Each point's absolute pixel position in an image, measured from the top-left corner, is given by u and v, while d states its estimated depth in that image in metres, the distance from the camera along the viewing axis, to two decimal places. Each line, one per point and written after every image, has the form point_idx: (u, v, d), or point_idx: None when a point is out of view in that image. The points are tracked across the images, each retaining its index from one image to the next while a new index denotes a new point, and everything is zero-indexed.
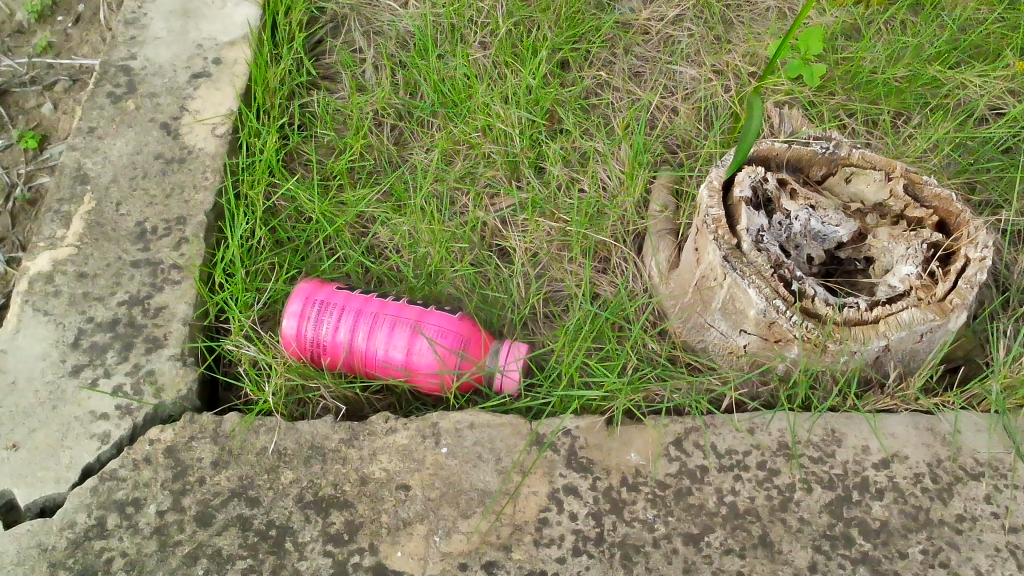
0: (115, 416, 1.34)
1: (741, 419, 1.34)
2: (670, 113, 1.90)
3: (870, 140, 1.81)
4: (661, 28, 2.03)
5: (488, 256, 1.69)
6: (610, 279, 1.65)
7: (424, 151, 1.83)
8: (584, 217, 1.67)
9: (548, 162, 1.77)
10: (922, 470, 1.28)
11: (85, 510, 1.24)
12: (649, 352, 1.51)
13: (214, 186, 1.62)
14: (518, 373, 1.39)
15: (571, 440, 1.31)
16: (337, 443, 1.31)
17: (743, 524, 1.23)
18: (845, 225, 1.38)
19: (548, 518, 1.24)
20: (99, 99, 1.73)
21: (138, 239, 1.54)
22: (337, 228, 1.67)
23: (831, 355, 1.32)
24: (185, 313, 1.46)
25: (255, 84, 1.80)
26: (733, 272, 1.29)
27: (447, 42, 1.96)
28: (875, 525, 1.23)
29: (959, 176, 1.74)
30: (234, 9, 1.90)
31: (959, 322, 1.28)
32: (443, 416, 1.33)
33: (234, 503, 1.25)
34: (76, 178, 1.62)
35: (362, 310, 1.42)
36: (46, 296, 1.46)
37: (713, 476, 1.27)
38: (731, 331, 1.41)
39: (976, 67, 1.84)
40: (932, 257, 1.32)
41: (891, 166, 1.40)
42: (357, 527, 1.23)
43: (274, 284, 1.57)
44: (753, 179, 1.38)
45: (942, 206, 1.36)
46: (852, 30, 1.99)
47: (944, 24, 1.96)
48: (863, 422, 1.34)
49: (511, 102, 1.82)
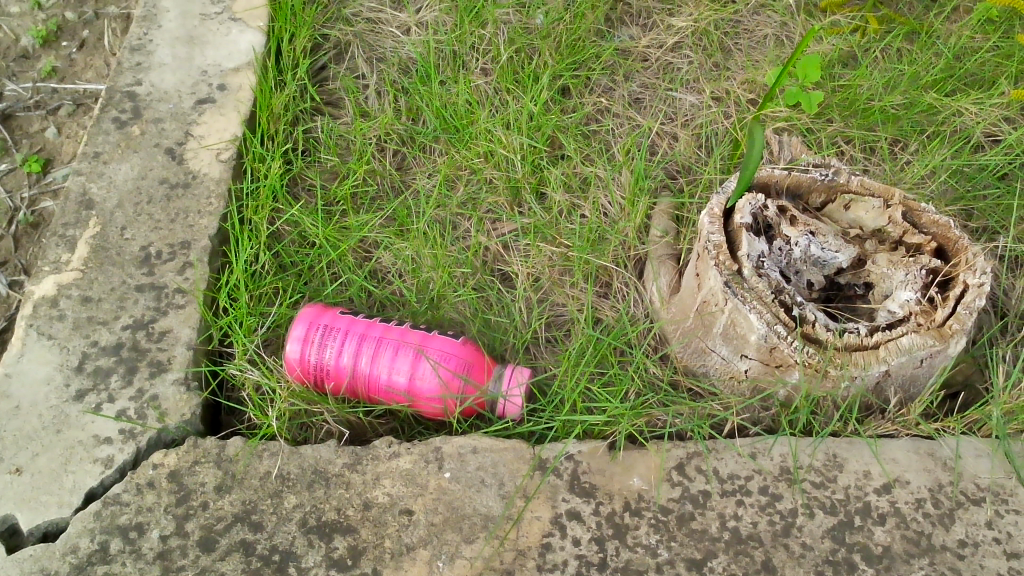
0: (119, 441, 1.34)
1: (744, 444, 1.35)
2: (671, 139, 1.92)
3: (868, 166, 1.83)
4: (661, 55, 2.05)
5: (490, 281, 1.69)
6: (612, 303, 1.66)
7: (426, 176, 1.84)
8: (586, 242, 1.69)
9: (549, 187, 1.79)
10: (923, 495, 1.29)
11: (88, 535, 1.24)
12: (651, 377, 1.52)
13: (218, 211, 1.63)
14: (521, 398, 1.40)
15: (574, 464, 1.32)
16: (341, 467, 1.31)
17: (746, 550, 1.23)
18: (845, 251, 1.39)
19: (551, 543, 1.24)
20: (105, 124, 1.75)
21: (142, 263, 1.55)
22: (341, 252, 1.68)
23: (832, 380, 1.33)
24: (190, 337, 1.46)
25: (260, 109, 1.82)
26: (734, 298, 1.30)
27: (449, 69, 1.99)
28: (877, 550, 1.23)
29: (957, 203, 1.75)
30: (239, 35, 1.92)
31: (959, 348, 1.30)
32: (447, 441, 1.34)
33: (237, 528, 1.25)
34: (81, 203, 1.63)
35: (365, 334, 1.42)
36: (51, 320, 1.47)
37: (716, 501, 1.28)
38: (732, 356, 1.42)
39: (971, 95, 1.87)
40: (931, 282, 1.34)
41: (889, 194, 1.42)
42: (360, 552, 1.23)
43: (278, 309, 1.57)
44: (753, 206, 1.39)
45: (941, 233, 1.37)
46: (848, 58, 2.03)
47: (939, 52, 1.99)
48: (864, 447, 1.34)
49: (512, 128, 1.84)
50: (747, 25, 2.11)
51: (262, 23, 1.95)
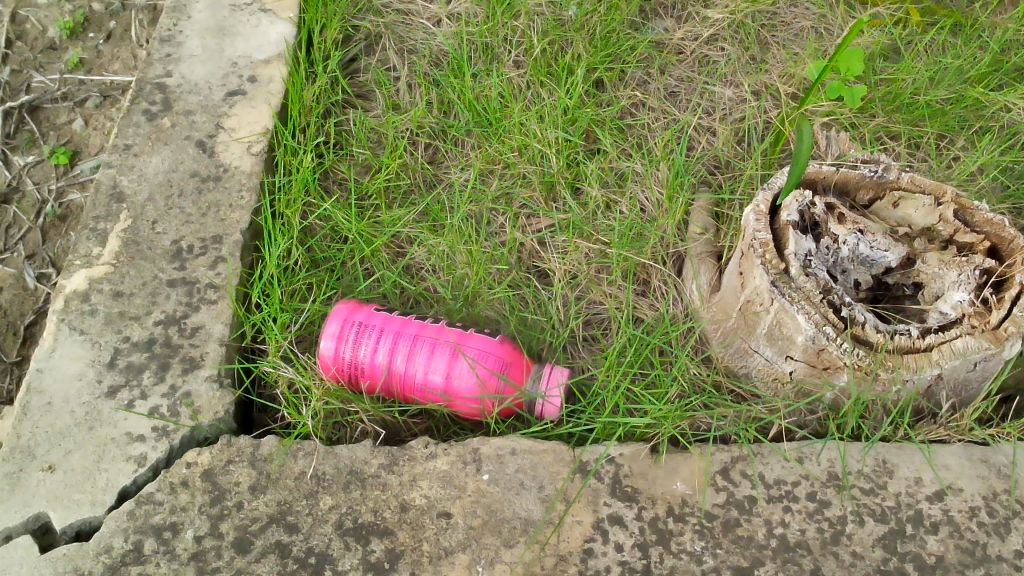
0: (152, 438, 1.32)
1: (790, 448, 1.31)
2: (708, 134, 1.87)
3: (914, 162, 1.78)
4: (696, 47, 2.01)
5: (526, 278, 1.66)
6: (650, 302, 1.62)
7: (459, 170, 1.81)
8: (624, 239, 1.65)
9: (585, 182, 1.75)
10: (977, 503, 1.25)
11: (122, 534, 1.22)
12: (693, 378, 1.48)
13: (250, 205, 1.61)
14: (561, 399, 1.36)
15: (615, 468, 1.29)
16: (377, 468, 1.29)
17: (794, 558, 1.20)
18: (895, 249, 1.34)
19: (594, 549, 1.21)
20: (135, 116, 1.73)
21: (174, 257, 1.52)
22: (374, 248, 1.65)
23: (883, 383, 1.29)
24: (222, 333, 1.44)
25: (291, 102, 1.79)
26: (782, 298, 1.26)
27: (481, 61, 1.95)
28: (930, 560, 1.19)
29: (1007, 201, 1.70)
30: (269, 27, 1.89)
31: (1014, 351, 1.25)
32: (484, 442, 1.31)
33: (272, 529, 1.22)
34: (111, 196, 1.61)
35: (401, 332, 1.39)
36: (82, 315, 1.45)
37: (762, 507, 1.24)
38: (777, 357, 1.38)
39: (1019, 89, 1.82)
40: (985, 283, 1.29)
41: (941, 191, 1.37)
42: (397, 556, 1.20)
43: (311, 305, 1.55)
44: (800, 204, 1.35)
45: (994, 232, 1.32)
46: (890, 51, 1.97)
47: (985, 45, 1.94)
48: (916, 452, 1.30)
49: (547, 121, 1.80)
50: (785, 17, 2.06)
51: (292, 14, 1.92)
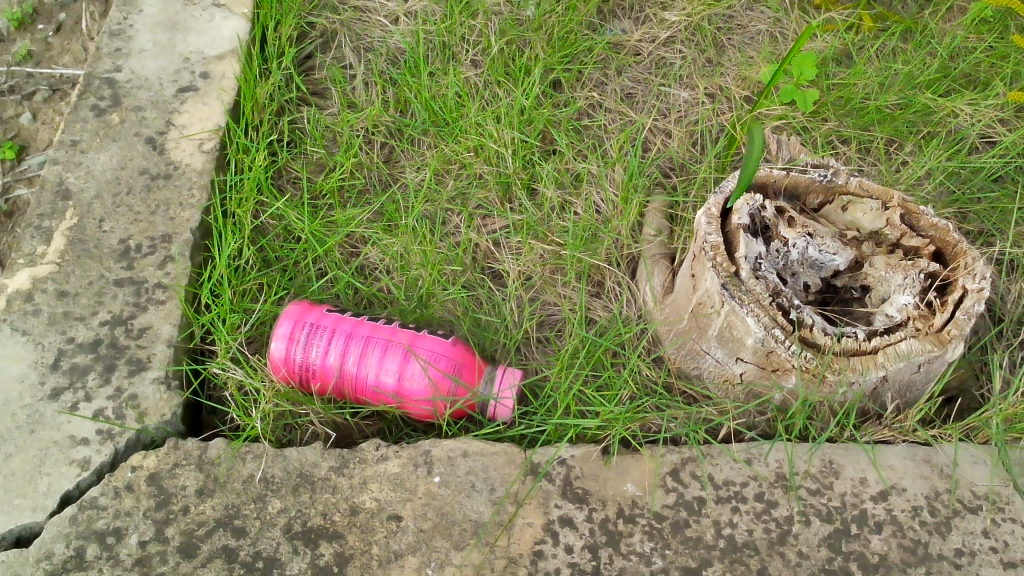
0: (96, 442, 1.29)
1: (739, 449, 1.32)
2: (664, 136, 1.89)
3: (863, 167, 1.81)
4: (653, 50, 2.02)
5: (481, 279, 1.66)
6: (605, 303, 1.63)
7: (415, 170, 1.80)
8: (578, 240, 1.65)
9: (540, 183, 1.75)
10: (919, 503, 1.27)
11: (63, 540, 1.20)
12: (644, 379, 1.50)
13: (200, 203, 1.58)
14: (513, 400, 1.37)
15: (566, 469, 1.29)
16: (327, 471, 1.28)
17: (741, 558, 1.21)
18: (842, 253, 1.36)
19: (543, 551, 1.21)
20: (83, 111, 1.69)
21: (121, 257, 1.50)
22: (327, 248, 1.64)
23: (830, 385, 1.31)
24: (170, 334, 1.42)
25: (244, 99, 1.76)
26: (731, 300, 1.27)
27: (439, 60, 1.94)
28: (874, 559, 1.21)
29: (952, 205, 1.74)
30: (223, 22, 1.86)
31: (957, 354, 1.27)
32: (436, 444, 1.31)
33: (219, 533, 1.21)
34: (57, 193, 1.57)
35: (353, 333, 1.38)
36: (25, 315, 1.42)
37: (710, 508, 1.25)
38: (726, 359, 1.40)
39: (966, 96, 1.85)
40: (929, 287, 1.31)
41: (888, 196, 1.39)
42: (346, 559, 1.19)
43: (262, 306, 1.53)
44: (751, 207, 1.36)
45: (939, 236, 1.34)
46: (842, 56, 2.00)
47: (934, 51, 1.97)
48: (861, 453, 1.33)
49: (503, 121, 1.80)
50: (741, 20, 2.08)
51: (246, 9, 1.89)
